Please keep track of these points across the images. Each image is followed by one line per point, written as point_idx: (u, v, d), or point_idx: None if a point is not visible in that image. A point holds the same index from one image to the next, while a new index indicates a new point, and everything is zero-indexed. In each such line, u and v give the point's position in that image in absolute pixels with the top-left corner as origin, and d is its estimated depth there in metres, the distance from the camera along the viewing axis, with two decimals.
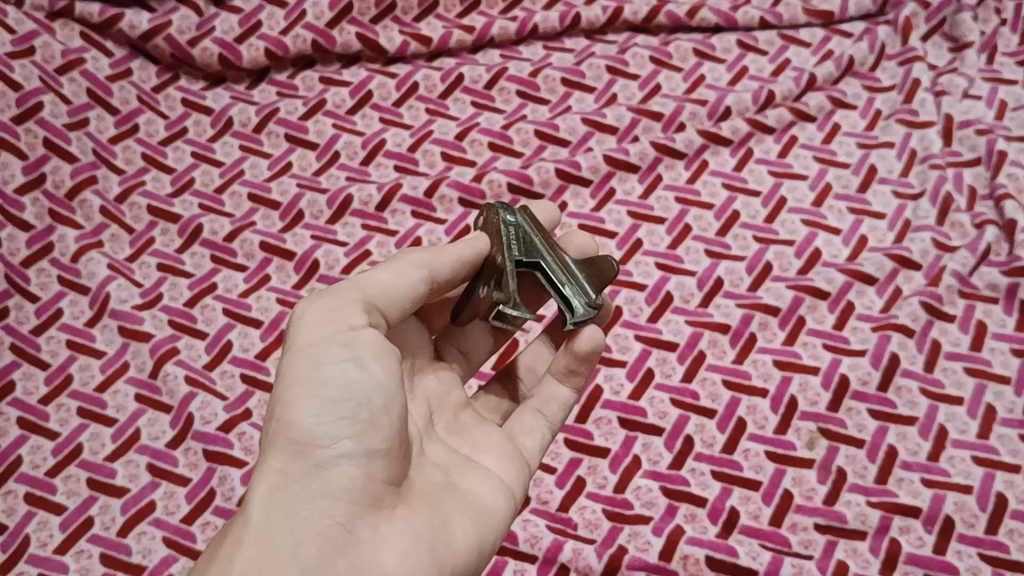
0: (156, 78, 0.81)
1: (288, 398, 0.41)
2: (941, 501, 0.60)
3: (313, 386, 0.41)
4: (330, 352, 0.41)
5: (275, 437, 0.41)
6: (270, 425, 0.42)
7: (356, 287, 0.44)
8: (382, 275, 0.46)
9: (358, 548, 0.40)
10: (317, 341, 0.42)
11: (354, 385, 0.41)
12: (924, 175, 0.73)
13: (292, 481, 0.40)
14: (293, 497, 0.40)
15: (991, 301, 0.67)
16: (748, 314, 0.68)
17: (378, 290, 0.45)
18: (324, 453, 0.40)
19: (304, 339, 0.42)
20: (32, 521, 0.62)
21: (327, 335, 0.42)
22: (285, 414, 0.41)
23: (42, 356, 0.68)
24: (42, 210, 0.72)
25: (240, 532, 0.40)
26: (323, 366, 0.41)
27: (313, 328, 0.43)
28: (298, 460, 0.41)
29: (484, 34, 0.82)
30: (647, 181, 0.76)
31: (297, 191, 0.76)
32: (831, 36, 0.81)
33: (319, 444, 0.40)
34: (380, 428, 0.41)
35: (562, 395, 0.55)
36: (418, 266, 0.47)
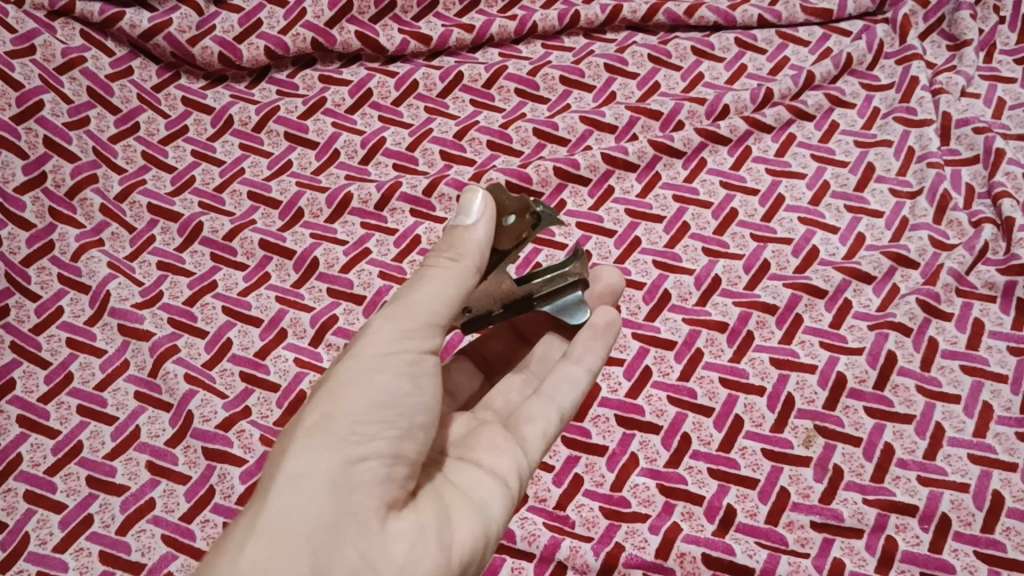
0: (157, 78, 0.82)
1: (337, 397, 0.42)
2: (937, 499, 0.60)
3: (365, 389, 0.42)
4: (387, 362, 0.43)
5: (308, 432, 0.41)
6: (303, 420, 0.42)
7: (423, 305, 0.45)
8: (437, 285, 0.45)
9: (371, 542, 0.40)
10: (376, 344, 0.44)
11: (402, 396, 0.43)
12: (921, 173, 0.73)
13: (316, 475, 0.40)
14: (313, 488, 0.40)
15: (988, 299, 0.67)
16: (746, 312, 0.68)
17: (430, 298, 0.45)
18: (357, 451, 0.41)
19: (360, 346, 0.44)
20: (32, 519, 0.62)
21: (386, 340, 0.44)
22: (332, 410, 0.42)
23: (43, 354, 0.68)
24: (42, 210, 0.73)
25: (252, 521, 0.39)
26: (376, 373, 0.43)
27: (377, 337, 0.44)
28: (328, 452, 0.41)
29: (483, 33, 0.82)
30: (645, 179, 0.76)
31: (297, 189, 0.76)
32: (830, 34, 0.82)
33: (353, 440, 0.41)
34: (414, 440, 0.43)
35: (577, 378, 0.55)
36: (459, 262, 0.46)
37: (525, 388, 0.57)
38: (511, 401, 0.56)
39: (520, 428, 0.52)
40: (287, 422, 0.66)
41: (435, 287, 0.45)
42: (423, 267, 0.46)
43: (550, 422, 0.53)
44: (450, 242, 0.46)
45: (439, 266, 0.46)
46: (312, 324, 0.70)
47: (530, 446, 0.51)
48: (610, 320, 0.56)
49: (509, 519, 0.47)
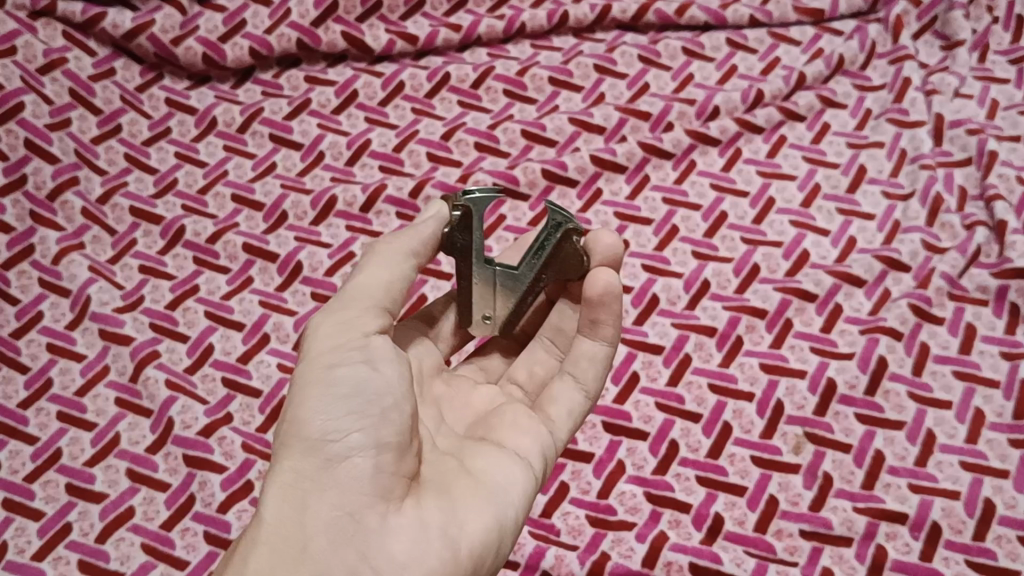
0: (140, 78, 0.80)
1: (302, 399, 0.42)
2: (928, 507, 0.59)
3: (326, 386, 0.42)
4: (339, 352, 0.43)
5: (287, 439, 0.42)
6: (284, 428, 0.43)
7: (360, 295, 0.46)
8: (373, 275, 0.47)
9: (369, 541, 0.39)
10: (328, 340, 0.44)
11: (366, 382, 0.42)
12: (913, 175, 0.72)
13: (303, 480, 0.40)
14: (303, 494, 0.40)
15: (981, 303, 0.66)
16: (735, 316, 0.68)
17: (370, 284, 0.46)
18: (337, 449, 0.41)
19: (316, 348, 0.44)
20: (10, 527, 0.61)
21: (332, 329, 0.45)
22: (301, 413, 0.42)
23: (22, 359, 0.67)
24: (23, 212, 0.72)
25: (252, 534, 0.40)
26: (332, 368, 0.43)
27: (327, 335, 0.44)
28: (309, 456, 0.41)
29: (471, 33, 0.81)
30: (634, 181, 0.75)
31: (281, 191, 0.75)
32: (822, 34, 0.81)
33: (330, 439, 0.41)
34: (392, 422, 0.42)
35: (591, 352, 0.54)
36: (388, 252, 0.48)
37: (548, 359, 0.56)
38: (537, 374, 0.56)
39: (546, 408, 0.53)
40: (269, 428, 0.65)
41: (372, 275, 0.47)
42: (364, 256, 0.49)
43: (576, 401, 0.54)
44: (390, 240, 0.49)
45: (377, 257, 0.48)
46: (295, 329, 0.69)
47: (558, 426, 0.53)
48: (607, 286, 0.51)
49: (525, 500, 0.46)
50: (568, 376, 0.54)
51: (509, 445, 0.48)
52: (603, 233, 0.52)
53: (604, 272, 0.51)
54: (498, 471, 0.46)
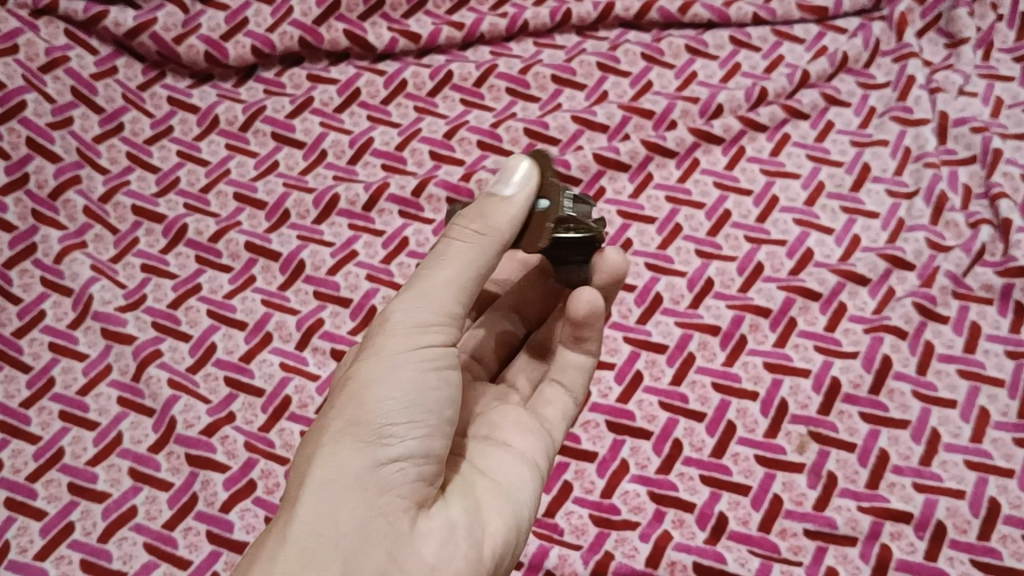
0: (142, 76, 0.80)
1: (361, 397, 0.40)
2: (932, 507, 0.59)
3: (391, 387, 0.40)
4: (409, 353, 0.41)
5: (333, 436, 0.39)
6: (328, 423, 0.40)
7: (434, 289, 0.42)
8: (451, 271, 0.43)
9: (402, 544, 0.39)
10: (399, 338, 0.41)
11: (429, 391, 0.41)
12: (918, 174, 0.72)
13: (344, 480, 0.39)
14: (344, 493, 0.38)
15: (985, 302, 0.66)
16: (739, 315, 0.67)
17: (453, 281, 0.43)
18: (385, 451, 0.39)
19: (385, 346, 0.41)
20: (12, 526, 0.61)
21: (404, 327, 0.42)
22: (357, 411, 0.40)
23: (24, 359, 0.67)
24: (24, 211, 0.72)
25: (282, 530, 0.38)
26: (402, 371, 0.41)
27: (397, 329, 0.42)
28: (358, 455, 0.39)
29: (474, 31, 0.80)
30: (637, 179, 0.75)
31: (283, 190, 0.75)
32: (825, 32, 0.80)
33: (382, 441, 0.39)
34: (443, 434, 0.41)
35: (578, 361, 0.55)
36: (473, 240, 0.43)
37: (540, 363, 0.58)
38: (532, 379, 0.58)
39: (540, 409, 0.54)
40: (272, 427, 0.65)
41: (454, 271, 0.43)
42: (446, 240, 0.44)
43: (567, 405, 0.55)
44: (475, 218, 0.43)
45: (460, 245, 0.43)
46: (298, 328, 0.69)
47: (553, 426, 0.53)
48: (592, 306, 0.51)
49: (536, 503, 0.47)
50: (556, 383, 0.55)
51: (517, 445, 0.49)
52: (611, 251, 0.51)
53: (590, 294, 0.51)
54: (513, 475, 0.46)
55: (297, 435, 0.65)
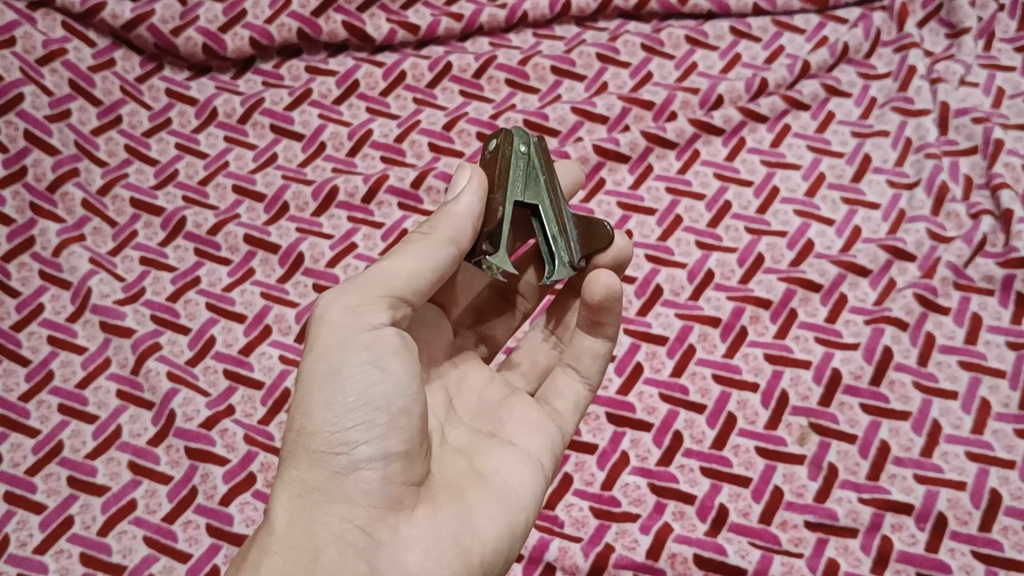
0: (140, 69, 0.80)
1: (309, 407, 0.41)
2: (934, 498, 0.59)
3: (336, 393, 0.41)
4: (348, 348, 0.41)
5: (295, 448, 0.42)
6: (288, 437, 0.42)
7: (372, 278, 0.43)
8: (392, 260, 0.44)
9: (381, 552, 0.40)
10: (337, 334, 0.42)
11: (374, 383, 0.41)
12: (919, 165, 0.72)
13: (312, 492, 0.41)
14: (314, 504, 0.41)
15: (986, 293, 0.66)
16: (739, 307, 0.67)
17: (394, 270, 0.43)
18: (343, 460, 0.40)
19: (321, 342, 0.42)
20: (12, 520, 0.61)
21: (342, 324, 0.42)
22: (308, 424, 0.41)
23: (23, 352, 0.66)
24: (22, 204, 0.71)
25: (265, 540, 0.41)
26: (346, 368, 0.41)
27: (330, 326, 0.42)
28: (317, 467, 0.41)
29: (473, 22, 0.80)
30: (637, 171, 0.75)
31: (282, 182, 0.75)
32: (826, 22, 0.80)
33: (337, 450, 0.40)
34: (400, 430, 0.41)
35: (593, 347, 0.54)
36: (424, 239, 0.45)
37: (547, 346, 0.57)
38: (538, 362, 0.57)
39: (551, 400, 0.54)
40: (271, 420, 0.65)
41: (396, 260, 0.44)
42: (402, 242, 0.45)
43: (579, 394, 0.54)
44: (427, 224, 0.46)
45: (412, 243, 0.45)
46: (297, 321, 0.69)
47: (565, 418, 0.53)
48: (610, 285, 0.51)
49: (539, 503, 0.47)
50: (570, 369, 0.55)
51: (521, 443, 0.48)
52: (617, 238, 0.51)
53: (603, 274, 0.51)
54: (516, 478, 0.46)
55: None
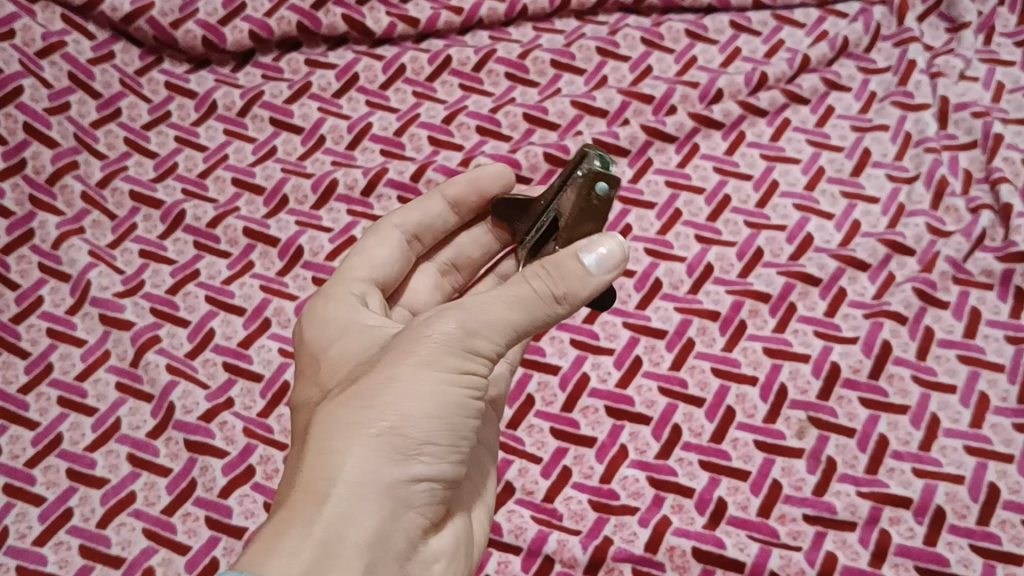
0: (139, 61, 0.80)
1: (406, 409, 0.38)
2: (932, 492, 0.59)
3: (435, 407, 0.38)
4: (450, 368, 0.38)
5: (362, 439, 0.37)
6: (354, 423, 0.38)
7: (493, 310, 0.40)
8: (510, 304, 0.40)
9: (410, 557, 0.39)
10: (440, 347, 0.38)
11: (460, 406, 0.39)
12: (918, 159, 0.72)
13: (371, 486, 0.37)
14: (370, 500, 0.37)
15: (986, 287, 0.66)
16: (738, 301, 0.67)
17: (516, 315, 0.40)
18: (413, 467, 0.38)
19: (427, 354, 0.38)
20: (11, 512, 0.61)
21: (448, 340, 0.38)
22: (400, 423, 0.37)
23: (22, 344, 0.66)
24: (22, 197, 0.71)
25: (305, 524, 0.36)
26: (442, 386, 0.38)
27: (449, 343, 0.38)
28: (388, 467, 0.37)
29: (473, 15, 0.80)
30: (636, 164, 0.75)
31: (281, 175, 0.75)
32: (826, 16, 0.79)
33: (411, 456, 0.38)
34: (464, 459, 0.41)
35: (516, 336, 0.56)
36: (542, 293, 0.40)
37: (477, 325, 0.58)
38: None
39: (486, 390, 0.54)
40: (270, 412, 0.65)
41: (516, 303, 0.40)
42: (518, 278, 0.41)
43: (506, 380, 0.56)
44: (554, 277, 0.40)
45: (526, 281, 0.40)
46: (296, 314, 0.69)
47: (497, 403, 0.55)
48: None
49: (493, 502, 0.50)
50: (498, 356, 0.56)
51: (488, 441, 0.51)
52: None
53: None
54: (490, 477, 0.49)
55: None
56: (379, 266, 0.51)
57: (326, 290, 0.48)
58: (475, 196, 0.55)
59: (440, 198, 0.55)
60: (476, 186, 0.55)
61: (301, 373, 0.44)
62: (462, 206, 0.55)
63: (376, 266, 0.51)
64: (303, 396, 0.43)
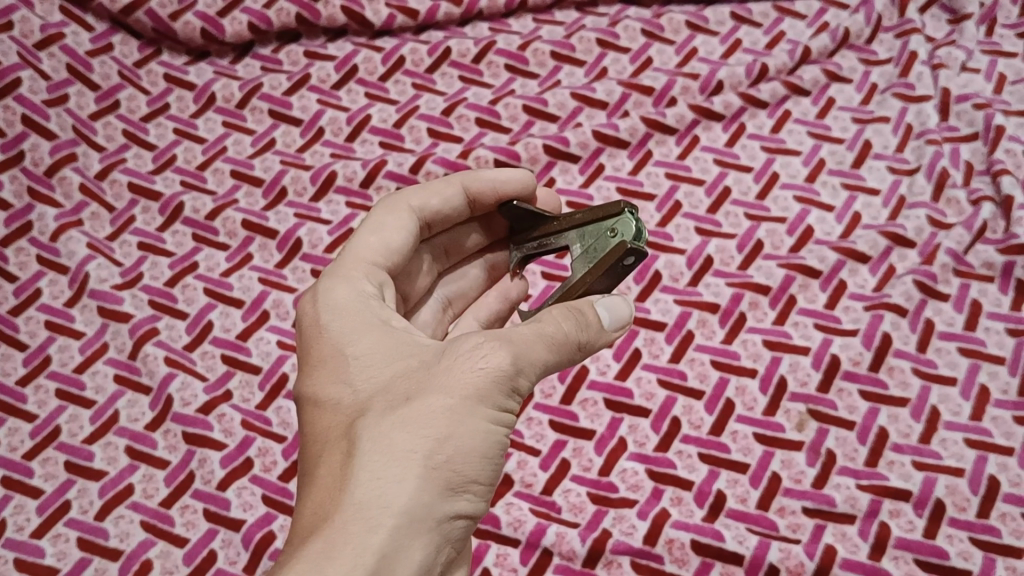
0: (138, 53, 0.79)
1: (457, 440, 0.37)
2: (932, 485, 0.59)
3: (482, 443, 0.38)
4: (497, 404, 0.38)
5: (415, 468, 0.36)
6: (405, 450, 0.37)
7: (534, 346, 0.40)
8: (547, 340, 0.40)
9: None
10: (493, 382, 0.38)
11: (502, 443, 0.39)
12: (920, 150, 0.72)
13: (422, 518, 0.36)
14: (419, 531, 0.36)
15: (987, 279, 0.65)
16: (738, 293, 0.67)
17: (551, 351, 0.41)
18: (458, 502, 0.37)
19: (476, 382, 0.38)
20: (9, 504, 0.61)
21: (499, 374, 0.38)
22: (450, 453, 0.37)
23: (21, 336, 0.66)
24: (20, 188, 0.71)
25: (356, 550, 0.35)
26: (490, 422, 0.38)
27: (498, 375, 0.38)
28: (438, 499, 0.37)
29: (472, 7, 0.80)
30: (637, 156, 0.74)
31: (280, 167, 0.74)
32: (828, 8, 0.79)
33: (459, 491, 0.37)
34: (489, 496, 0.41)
35: None
36: (572, 338, 0.42)
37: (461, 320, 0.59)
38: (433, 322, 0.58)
39: None
40: (269, 405, 0.65)
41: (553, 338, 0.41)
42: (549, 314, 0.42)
43: None
44: (581, 326, 0.42)
45: (559, 322, 0.41)
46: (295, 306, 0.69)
47: None
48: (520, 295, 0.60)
49: None
50: None
51: None
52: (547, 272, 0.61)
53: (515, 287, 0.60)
54: None
55: (294, 413, 0.65)
56: (397, 253, 0.48)
57: (347, 276, 0.45)
58: (493, 197, 0.54)
59: (461, 188, 0.52)
60: (498, 187, 0.53)
61: (319, 366, 0.42)
62: (478, 204, 0.54)
63: (391, 252, 0.48)
64: (326, 392, 0.41)
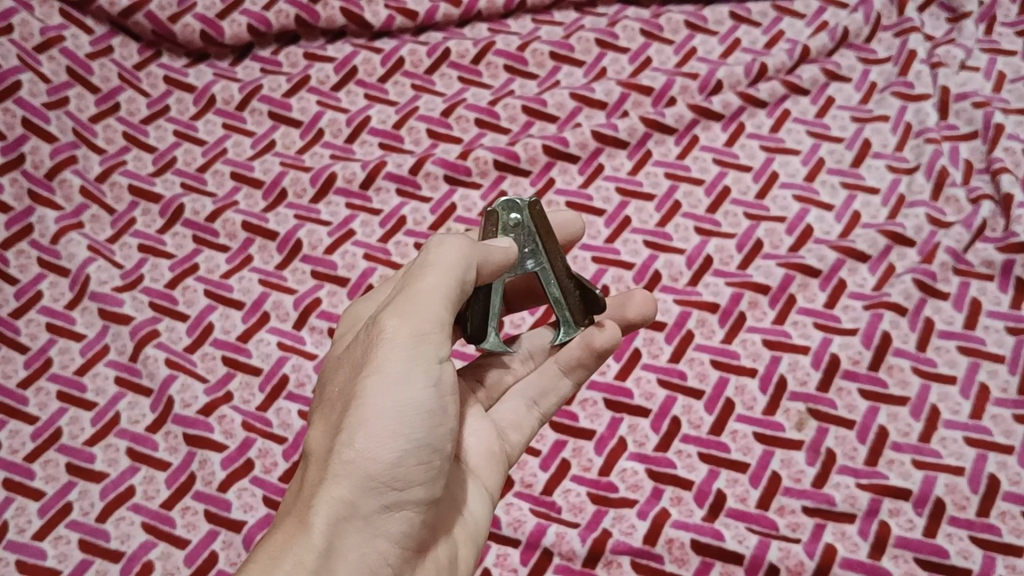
0: (138, 56, 0.80)
1: (366, 420, 0.39)
2: (931, 484, 0.59)
3: (394, 417, 0.40)
4: (401, 377, 0.40)
5: (334, 458, 0.39)
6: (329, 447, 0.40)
7: (429, 304, 0.41)
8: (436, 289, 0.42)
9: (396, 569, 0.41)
10: (391, 358, 0.40)
11: (419, 414, 0.40)
12: (919, 150, 0.72)
13: (343, 502, 0.39)
14: (347, 515, 0.39)
15: (986, 278, 0.65)
16: (737, 293, 0.67)
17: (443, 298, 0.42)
18: (383, 478, 0.39)
19: (382, 361, 0.40)
20: (10, 506, 0.61)
21: (395, 349, 0.40)
22: (360, 434, 0.39)
23: (21, 339, 0.67)
24: (21, 191, 0.71)
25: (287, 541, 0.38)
26: (396, 394, 0.40)
27: (396, 347, 0.40)
28: (360, 483, 0.39)
29: (471, 8, 0.80)
30: (636, 157, 0.74)
31: (280, 169, 0.74)
32: (826, 7, 0.79)
33: (380, 468, 0.39)
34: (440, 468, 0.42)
35: (562, 388, 0.55)
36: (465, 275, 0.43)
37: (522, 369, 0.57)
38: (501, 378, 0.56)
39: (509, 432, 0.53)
40: (269, 406, 0.65)
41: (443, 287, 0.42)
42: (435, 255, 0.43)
43: (529, 424, 0.54)
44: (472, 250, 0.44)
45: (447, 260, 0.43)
46: (295, 307, 0.69)
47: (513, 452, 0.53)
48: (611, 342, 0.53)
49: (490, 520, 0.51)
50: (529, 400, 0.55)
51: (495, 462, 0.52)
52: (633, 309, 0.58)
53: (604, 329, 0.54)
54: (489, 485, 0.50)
55: (295, 414, 0.65)
56: None
57: None
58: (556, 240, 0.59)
59: None
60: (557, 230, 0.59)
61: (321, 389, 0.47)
62: None
63: None
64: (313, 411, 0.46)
